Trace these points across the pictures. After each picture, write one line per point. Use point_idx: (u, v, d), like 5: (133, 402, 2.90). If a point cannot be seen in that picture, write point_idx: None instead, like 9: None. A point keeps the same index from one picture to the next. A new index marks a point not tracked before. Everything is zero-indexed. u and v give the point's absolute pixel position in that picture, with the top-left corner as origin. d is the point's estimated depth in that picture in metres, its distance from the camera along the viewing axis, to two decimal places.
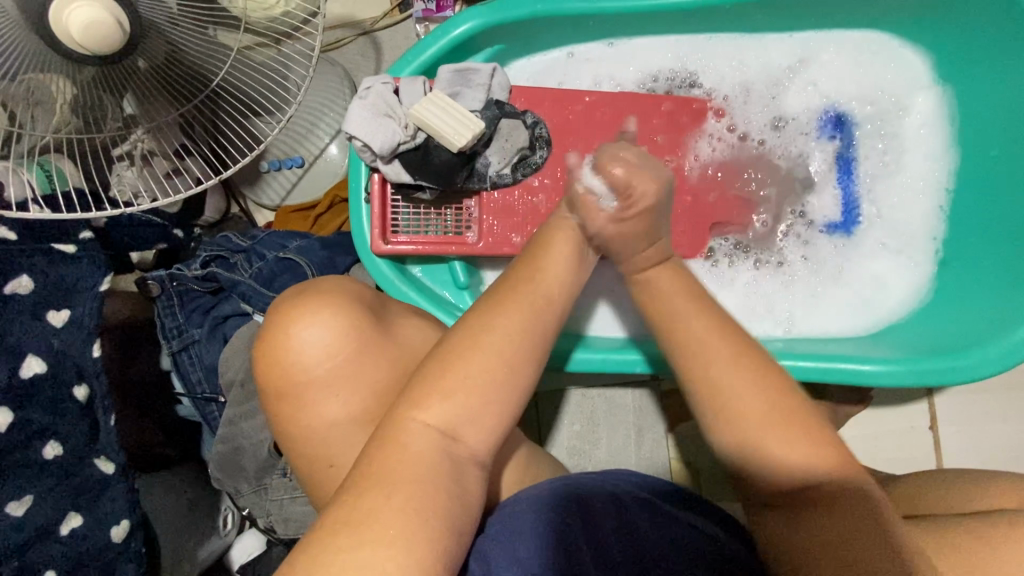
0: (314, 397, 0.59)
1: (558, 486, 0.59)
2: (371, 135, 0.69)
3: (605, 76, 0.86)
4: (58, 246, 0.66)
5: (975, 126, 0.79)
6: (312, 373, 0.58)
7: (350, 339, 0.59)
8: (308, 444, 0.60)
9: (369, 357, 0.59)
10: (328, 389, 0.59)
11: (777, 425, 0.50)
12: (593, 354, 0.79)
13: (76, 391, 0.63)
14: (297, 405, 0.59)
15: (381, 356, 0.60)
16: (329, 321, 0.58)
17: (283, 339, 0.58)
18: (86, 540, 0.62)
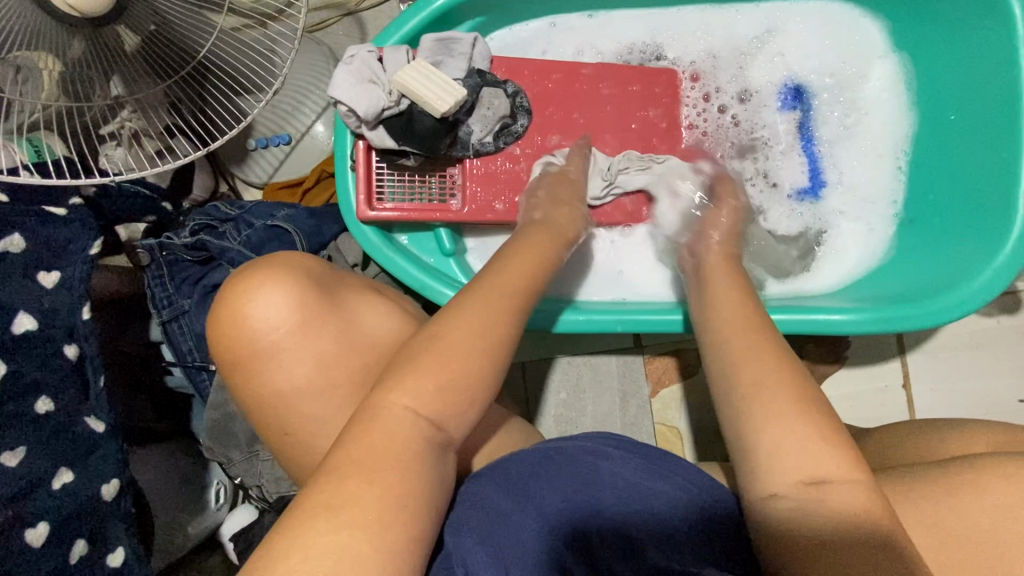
0: (263, 369, 0.59)
1: (534, 463, 0.60)
2: (356, 99, 0.71)
3: (583, 50, 0.90)
4: (49, 208, 0.67)
5: (929, 91, 0.83)
6: (258, 343, 0.58)
7: (299, 313, 0.59)
8: (287, 407, 0.60)
9: (311, 333, 0.59)
10: (275, 359, 0.59)
11: (787, 422, 0.50)
12: (575, 315, 0.80)
13: (67, 349, 0.65)
14: (246, 376, 0.59)
15: (324, 332, 0.60)
16: (275, 293, 0.58)
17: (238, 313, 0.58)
18: (78, 495, 0.63)
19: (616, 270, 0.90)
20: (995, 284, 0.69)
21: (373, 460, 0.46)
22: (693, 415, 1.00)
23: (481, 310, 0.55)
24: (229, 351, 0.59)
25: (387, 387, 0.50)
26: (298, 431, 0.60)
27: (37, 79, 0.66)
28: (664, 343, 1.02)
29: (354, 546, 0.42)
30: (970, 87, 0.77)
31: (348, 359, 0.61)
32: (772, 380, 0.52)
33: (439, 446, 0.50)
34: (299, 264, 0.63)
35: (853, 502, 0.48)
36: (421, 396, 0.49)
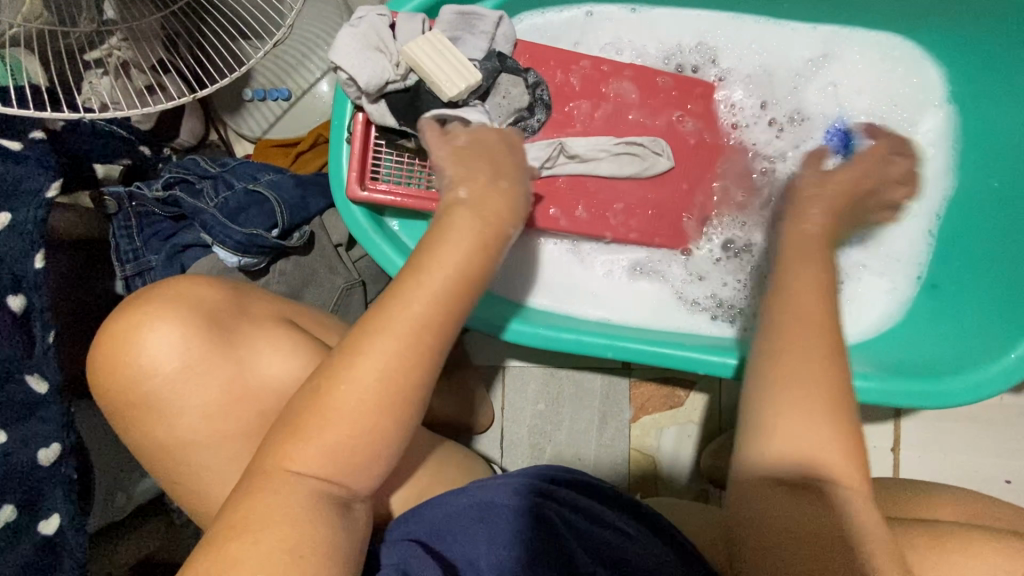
0: (154, 419, 0.54)
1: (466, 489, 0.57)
2: (358, 67, 0.63)
3: (617, 44, 0.82)
4: (3, 142, 0.61)
5: (980, 150, 0.76)
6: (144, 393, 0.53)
7: (190, 355, 0.53)
8: (230, 416, 0.54)
9: (198, 379, 0.53)
10: (161, 399, 0.53)
11: (816, 415, 0.47)
12: (540, 329, 0.74)
13: (13, 300, 0.60)
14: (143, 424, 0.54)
15: (214, 377, 0.54)
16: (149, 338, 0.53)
17: (117, 363, 0.53)
18: (9, 459, 0.59)
19: (589, 289, 0.83)
20: (1018, 370, 0.63)
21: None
22: (673, 446, 0.96)
23: (390, 321, 0.46)
24: (116, 394, 0.54)
25: (319, 404, 0.44)
26: (249, 432, 0.55)
27: None
28: (653, 369, 0.97)
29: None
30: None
31: (238, 408, 0.55)
32: (809, 378, 0.48)
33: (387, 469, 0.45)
34: (200, 290, 0.56)
35: (860, 511, 0.46)
36: (361, 412, 0.44)
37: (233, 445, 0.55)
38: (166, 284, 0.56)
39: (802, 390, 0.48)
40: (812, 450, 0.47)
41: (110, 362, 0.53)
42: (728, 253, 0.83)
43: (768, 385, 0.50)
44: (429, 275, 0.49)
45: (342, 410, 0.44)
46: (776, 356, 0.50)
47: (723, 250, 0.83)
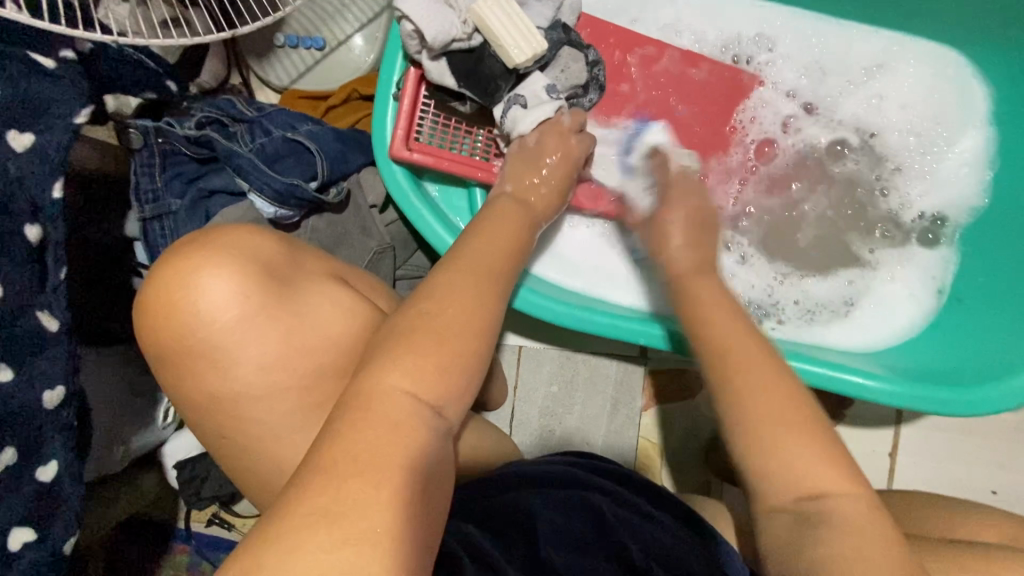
0: (204, 366, 0.51)
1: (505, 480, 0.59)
2: (426, 20, 0.61)
3: (673, 31, 0.83)
4: (36, 57, 0.56)
5: (1011, 174, 0.78)
6: (198, 336, 0.50)
7: (248, 304, 0.51)
8: (271, 376, 0.52)
9: (255, 330, 0.51)
10: (215, 348, 0.51)
11: (787, 437, 0.46)
12: (576, 309, 0.73)
13: (29, 230, 0.54)
14: (189, 368, 0.51)
15: (273, 327, 0.52)
16: (218, 279, 0.50)
17: (179, 300, 0.50)
18: (13, 401, 0.54)
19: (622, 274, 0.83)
20: None
21: (380, 448, 0.39)
22: (680, 439, 0.97)
23: (460, 290, 0.47)
24: (166, 336, 0.51)
25: (384, 365, 0.42)
26: (291, 390, 0.53)
27: None
28: (668, 360, 0.97)
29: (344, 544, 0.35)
30: None
31: (298, 360, 0.53)
32: (771, 404, 0.48)
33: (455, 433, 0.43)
34: (256, 242, 0.54)
35: (853, 517, 0.45)
36: (427, 372, 0.42)
37: (274, 403, 0.52)
38: (219, 234, 0.53)
39: (769, 417, 0.47)
40: (800, 468, 0.46)
41: (159, 314, 0.50)
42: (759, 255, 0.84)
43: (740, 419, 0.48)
44: (488, 254, 0.52)
45: (414, 369, 0.42)
46: (737, 378, 0.49)
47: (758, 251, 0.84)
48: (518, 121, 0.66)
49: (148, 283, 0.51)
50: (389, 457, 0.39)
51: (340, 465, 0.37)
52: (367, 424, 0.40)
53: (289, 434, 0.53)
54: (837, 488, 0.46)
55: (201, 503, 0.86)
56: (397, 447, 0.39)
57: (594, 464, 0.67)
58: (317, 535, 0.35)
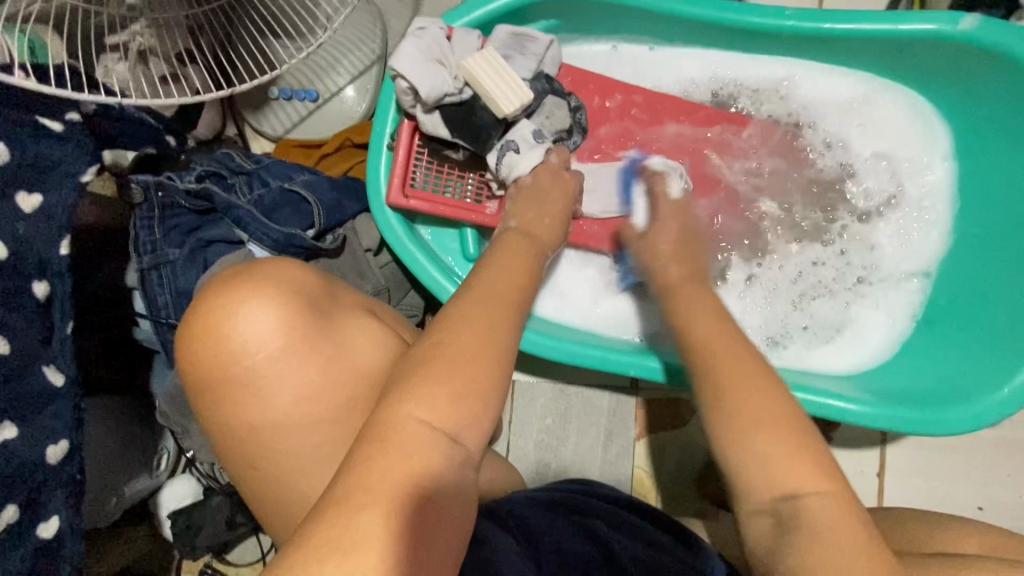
0: (240, 397, 0.52)
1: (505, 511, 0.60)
2: (420, 78, 0.66)
3: (645, 79, 0.88)
4: (45, 121, 0.58)
5: (972, 202, 0.83)
6: (238, 366, 0.52)
7: (290, 335, 0.53)
8: (272, 424, 0.53)
9: (297, 361, 0.53)
10: (249, 384, 0.52)
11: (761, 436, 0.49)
12: (569, 345, 0.76)
13: (36, 287, 0.56)
14: (217, 401, 0.53)
15: (312, 358, 0.53)
16: (264, 308, 0.52)
17: (220, 328, 0.51)
18: (16, 456, 0.54)
19: (621, 308, 0.87)
20: (1010, 405, 0.69)
21: (395, 485, 0.40)
22: (672, 468, 0.98)
23: (469, 325, 0.48)
24: (206, 364, 0.52)
25: (393, 403, 0.44)
26: (295, 436, 0.53)
27: None
28: (658, 390, 0.99)
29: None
30: (1014, 205, 0.78)
31: (334, 391, 0.54)
32: (742, 399, 0.51)
33: (460, 467, 0.45)
34: (297, 274, 0.56)
35: (827, 517, 0.47)
36: (436, 410, 0.44)
37: (279, 450, 0.54)
38: (261, 267, 0.56)
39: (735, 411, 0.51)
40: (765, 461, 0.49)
41: (202, 351, 0.52)
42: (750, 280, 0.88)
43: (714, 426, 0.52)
44: (499, 285, 0.53)
45: (424, 404, 0.44)
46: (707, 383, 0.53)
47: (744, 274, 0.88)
48: (515, 166, 0.69)
49: (194, 313, 0.53)
50: (398, 492, 0.41)
51: (353, 502, 0.39)
52: (380, 459, 0.41)
53: (294, 479, 0.54)
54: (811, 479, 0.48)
55: (195, 553, 0.84)
56: (403, 494, 0.41)
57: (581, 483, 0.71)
58: (327, 566, 0.36)
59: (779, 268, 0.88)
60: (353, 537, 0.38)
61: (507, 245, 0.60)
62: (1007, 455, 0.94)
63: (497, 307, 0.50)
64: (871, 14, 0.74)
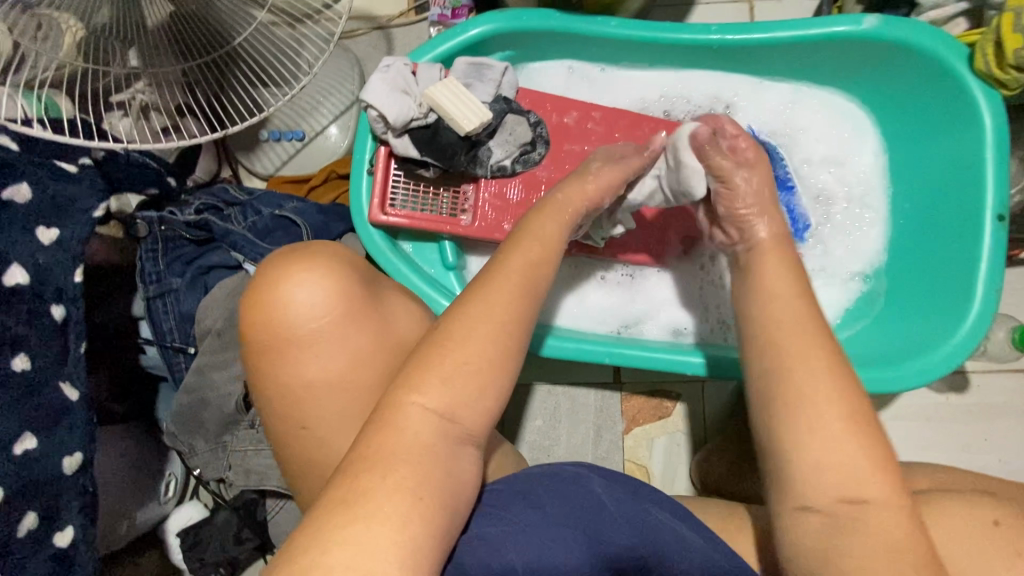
0: (295, 357, 0.56)
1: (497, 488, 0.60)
2: (388, 106, 0.75)
3: (600, 96, 0.97)
4: (61, 164, 0.66)
5: (908, 178, 0.90)
6: (296, 330, 0.55)
7: (342, 304, 0.56)
8: (270, 418, 0.58)
9: (349, 328, 0.56)
10: (301, 352, 0.56)
11: (835, 439, 0.49)
12: (564, 341, 0.85)
13: (54, 310, 0.62)
14: (274, 360, 0.56)
15: (363, 327, 0.57)
16: (320, 279, 0.56)
17: (279, 292, 0.55)
18: (38, 465, 0.60)
19: (610, 303, 0.96)
20: (955, 358, 0.75)
21: (398, 457, 0.46)
22: (661, 458, 1.02)
23: (478, 310, 0.52)
24: (263, 326, 0.56)
25: (400, 386, 0.49)
26: (290, 430, 0.59)
27: (57, 37, 0.67)
28: (642, 382, 1.03)
29: (379, 538, 0.42)
30: (945, 175, 0.84)
31: (379, 360, 0.57)
32: (808, 394, 0.50)
33: (453, 440, 0.49)
34: (347, 252, 0.61)
35: (894, 527, 0.47)
36: (430, 394, 0.48)
37: (279, 441, 0.59)
38: (319, 243, 0.60)
39: (814, 401, 0.50)
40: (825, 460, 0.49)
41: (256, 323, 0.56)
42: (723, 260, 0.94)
43: (783, 421, 0.51)
44: (512, 267, 0.57)
45: (426, 381, 0.49)
46: (790, 374, 0.52)
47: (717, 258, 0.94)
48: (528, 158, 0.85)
49: (258, 278, 0.57)
50: (400, 470, 0.45)
51: (366, 460, 0.45)
52: (382, 435, 0.47)
53: (293, 468, 0.59)
54: (870, 480, 0.48)
55: (205, 570, 0.87)
56: (399, 463, 0.46)
57: (609, 474, 0.64)
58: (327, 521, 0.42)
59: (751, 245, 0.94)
60: (357, 500, 0.43)
61: (523, 235, 0.62)
62: (979, 423, 0.98)
63: (505, 290, 0.55)
64: (785, 22, 0.84)
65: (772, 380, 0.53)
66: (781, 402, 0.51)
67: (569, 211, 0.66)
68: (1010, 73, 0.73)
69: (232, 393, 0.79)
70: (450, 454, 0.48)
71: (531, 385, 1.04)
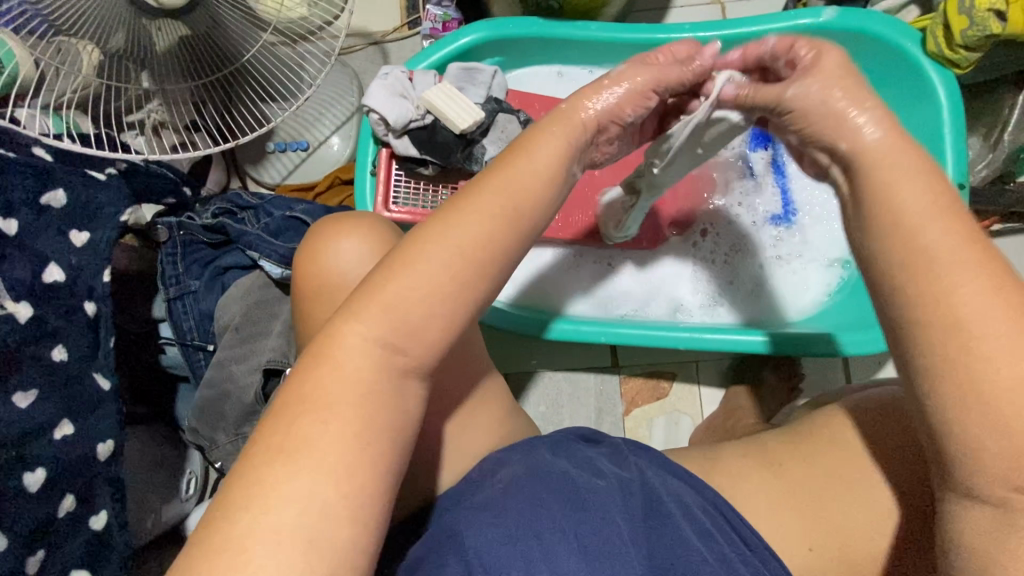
0: (342, 303, 0.59)
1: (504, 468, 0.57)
2: (388, 108, 0.81)
3: (585, 95, 1.03)
4: (91, 173, 0.72)
5: None
6: (341, 282, 0.59)
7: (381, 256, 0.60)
8: None
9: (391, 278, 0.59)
10: (349, 298, 0.59)
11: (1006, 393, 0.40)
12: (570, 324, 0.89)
13: (87, 306, 0.67)
14: (325, 308, 0.60)
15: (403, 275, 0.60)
16: (364, 236, 0.61)
17: (326, 247, 0.60)
18: (76, 450, 0.64)
19: (609, 284, 1.02)
20: None
21: (337, 399, 0.42)
22: (661, 438, 1.05)
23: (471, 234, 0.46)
24: (314, 278, 0.61)
25: (355, 313, 0.44)
26: None
27: (76, 61, 0.72)
28: (639, 365, 1.08)
29: (321, 485, 0.40)
30: (910, 154, 0.90)
31: None
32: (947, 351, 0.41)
33: (398, 373, 0.44)
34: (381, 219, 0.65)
35: None
36: (401, 330, 0.44)
37: None
38: (356, 213, 0.65)
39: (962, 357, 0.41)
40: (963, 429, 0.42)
41: (317, 250, 0.60)
42: (705, 244, 1.03)
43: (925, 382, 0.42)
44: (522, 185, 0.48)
45: (400, 312, 0.44)
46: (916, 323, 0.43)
47: (697, 243, 1.03)
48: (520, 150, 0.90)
49: (309, 238, 0.63)
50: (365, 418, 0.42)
51: (320, 400, 0.42)
52: (334, 371, 0.43)
53: None
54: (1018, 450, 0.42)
55: None
56: (366, 415, 0.42)
57: (612, 448, 0.61)
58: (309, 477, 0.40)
59: (725, 232, 1.03)
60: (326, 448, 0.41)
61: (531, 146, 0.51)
62: None
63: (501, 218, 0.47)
64: (751, 18, 0.91)
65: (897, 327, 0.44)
66: (910, 356, 0.43)
67: (581, 130, 0.53)
68: (960, 52, 0.81)
69: (251, 385, 0.83)
70: (394, 394, 0.44)
71: (540, 373, 1.08)
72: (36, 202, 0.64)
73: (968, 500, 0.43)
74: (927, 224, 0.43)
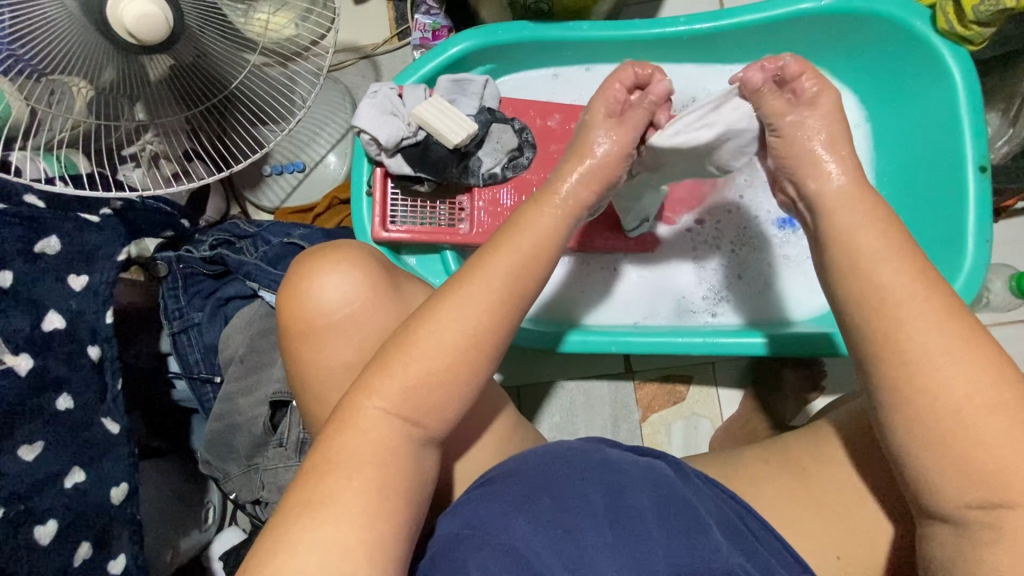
0: (331, 341, 0.59)
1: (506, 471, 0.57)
2: (378, 128, 0.79)
3: (582, 96, 1.00)
4: (84, 215, 0.70)
5: (891, 143, 0.92)
6: (328, 319, 0.59)
7: (368, 292, 0.60)
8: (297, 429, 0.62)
9: (380, 313, 0.60)
10: (338, 336, 0.59)
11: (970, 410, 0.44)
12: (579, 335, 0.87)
13: (91, 350, 0.67)
14: (312, 346, 0.60)
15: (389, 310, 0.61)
16: (348, 270, 0.60)
17: (308, 285, 0.60)
18: (88, 496, 0.64)
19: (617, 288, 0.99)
20: None
21: (355, 463, 0.46)
22: (679, 443, 1.03)
23: (473, 302, 0.50)
24: (297, 317, 0.60)
25: (372, 384, 0.49)
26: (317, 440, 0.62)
27: (68, 100, 0.71)
28: (653, 369, 1.05)
29: (344, 539, 0.43)
30: (927, 134, 0.86)
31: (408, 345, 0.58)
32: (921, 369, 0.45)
33: (418, 444, 0.49)
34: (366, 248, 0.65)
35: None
36: (406, 397, 0.48)
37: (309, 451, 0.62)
38: (341, 243, 0.64)
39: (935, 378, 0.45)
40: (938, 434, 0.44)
41: (298, 285, 0.59)
42: (715, 241, 0.99)
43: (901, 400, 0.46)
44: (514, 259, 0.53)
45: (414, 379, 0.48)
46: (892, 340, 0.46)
47: (707, 241, 0.99)
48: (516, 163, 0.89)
49: (291, 274, 0.62)
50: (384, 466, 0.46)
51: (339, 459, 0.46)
52: (352, 435, 0.47)
53: None
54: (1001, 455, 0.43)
55: None
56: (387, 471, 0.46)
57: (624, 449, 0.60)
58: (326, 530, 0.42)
59: (735, 228, 0.99)
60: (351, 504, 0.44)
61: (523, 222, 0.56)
62: None
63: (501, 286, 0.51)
64: (751, 6, 0.87)
65: (884, 344, 0.46)
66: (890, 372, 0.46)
67: (571, 204, 0.57)
68: (972, 29, 0.76)
69: (259, 416, 0.83)
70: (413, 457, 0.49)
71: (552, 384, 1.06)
72: (31, 252, 0.64)
73: (972, 512, 0.44)
74: (883, 265, 0.48)
